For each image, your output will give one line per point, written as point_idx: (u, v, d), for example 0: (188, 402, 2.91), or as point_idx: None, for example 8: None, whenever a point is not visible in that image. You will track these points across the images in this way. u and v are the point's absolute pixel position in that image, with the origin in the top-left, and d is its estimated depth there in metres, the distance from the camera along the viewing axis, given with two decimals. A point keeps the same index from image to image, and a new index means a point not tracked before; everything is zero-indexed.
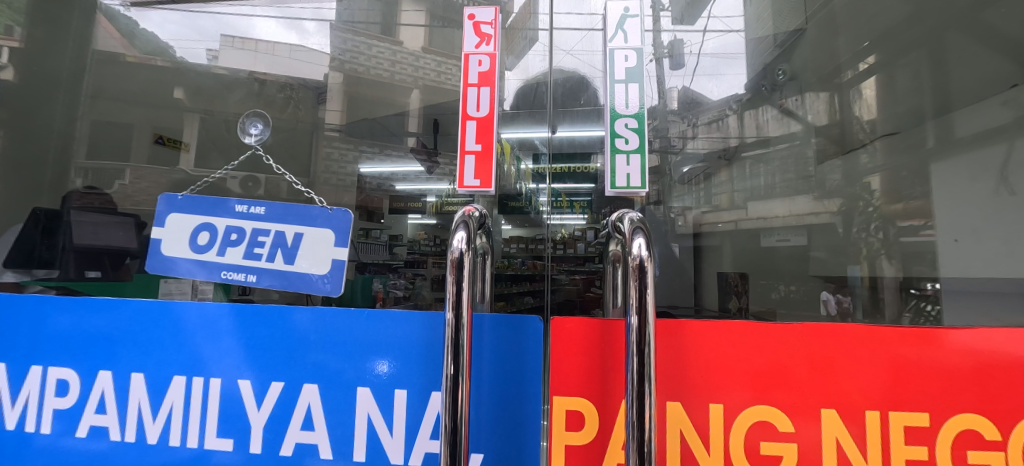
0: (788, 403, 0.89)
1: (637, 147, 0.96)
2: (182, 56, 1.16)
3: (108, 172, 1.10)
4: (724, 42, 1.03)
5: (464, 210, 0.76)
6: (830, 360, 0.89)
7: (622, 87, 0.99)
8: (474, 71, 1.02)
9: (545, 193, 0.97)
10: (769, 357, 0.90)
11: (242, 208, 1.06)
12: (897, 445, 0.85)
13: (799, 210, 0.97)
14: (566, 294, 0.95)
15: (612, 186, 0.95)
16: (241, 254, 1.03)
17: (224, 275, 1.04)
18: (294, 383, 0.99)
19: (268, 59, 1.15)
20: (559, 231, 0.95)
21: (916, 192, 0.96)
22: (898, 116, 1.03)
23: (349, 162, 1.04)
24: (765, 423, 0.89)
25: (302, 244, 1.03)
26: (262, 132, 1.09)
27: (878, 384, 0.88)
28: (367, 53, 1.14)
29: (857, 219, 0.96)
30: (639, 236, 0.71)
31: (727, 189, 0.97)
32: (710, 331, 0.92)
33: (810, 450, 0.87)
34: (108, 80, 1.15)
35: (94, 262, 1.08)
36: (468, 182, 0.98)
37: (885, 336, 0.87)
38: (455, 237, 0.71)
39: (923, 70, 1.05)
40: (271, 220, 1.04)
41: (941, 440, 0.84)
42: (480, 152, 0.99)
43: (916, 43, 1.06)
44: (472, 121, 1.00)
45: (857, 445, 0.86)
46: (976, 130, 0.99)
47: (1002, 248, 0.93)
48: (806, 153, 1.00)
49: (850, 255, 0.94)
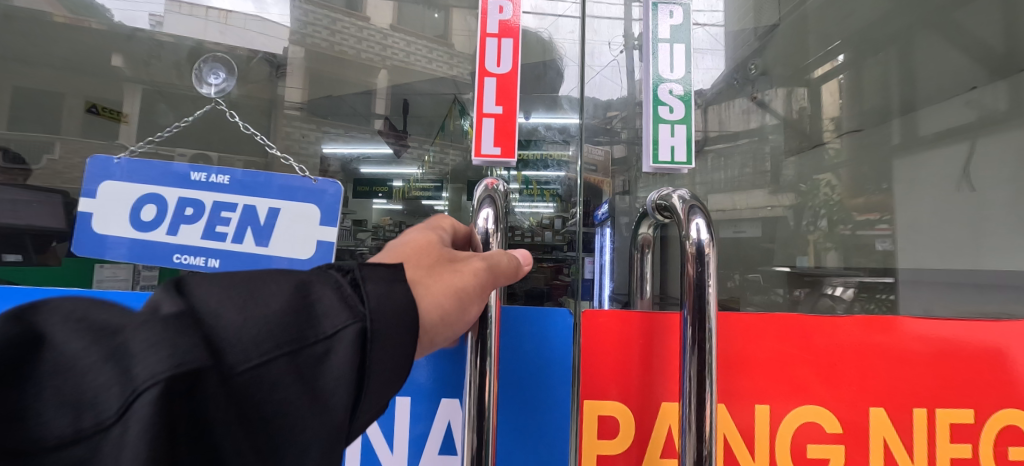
0: (832, 399, 0.80)
1: (681, 117, 1.00)
2: (119, 19, 1.06)
3: (32, 145, 0.97)
4: (698, 37, 1.05)
5: (487, 182, 0.67)
6: (869, 358, 0.81)
7: (666, 47, 1.00)
8: (494, 20, 0.98)
9: (515, 180, 0.95)
10: (811, 351, 0.81)
11: (198, 177, 0.91)
12: (940, 442, 0.80)
13: (756, 204, 1.03)
14: (535, 282, 0.89)
15: (653, 161, 0.98)
16: (197, 233, 0.89)
17: (177, 258, 0.89)
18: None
19: (219, 29, 1.06)
20: (526, 220, 0.94)
21: (873, 188, 1.06)
22: (865, 113, 1.10)
23: (311, 142, 0.99)
24: (814, 425, 0.80)
25: (276, 223, 0.90)
26: (224, 83, 1.04)
27: (920, 378, 0.81)
28: (331, 28, 1.11)
29: (807, 213, 1.04)
30: (696, 216, 0.62)
31: (688, 182, 1.00)
32: (752, 322, 0.81)
33: (857, 452, 0.79)
34: (33, 44, 1.04)
35: (13, 244, 0.90)
36: (486, 150, 0.94)
37: (854, 328, 0.82)
38: (480, 215, 0.63)
39: (894, 65, 1.12)
40: (237, 194, 0.91)
41: (984, 434, 0.80)
42: (500, 115, 0.93)
43: (892, 40, 1.13)
44: (493, 78, 0.94)
45: (903, 445, 0.80)
46: (938, 128, 1.09)
47: (928, 255, 1.03)
48: (763, 150, 1.06)
49: (798, 247, 1.02)
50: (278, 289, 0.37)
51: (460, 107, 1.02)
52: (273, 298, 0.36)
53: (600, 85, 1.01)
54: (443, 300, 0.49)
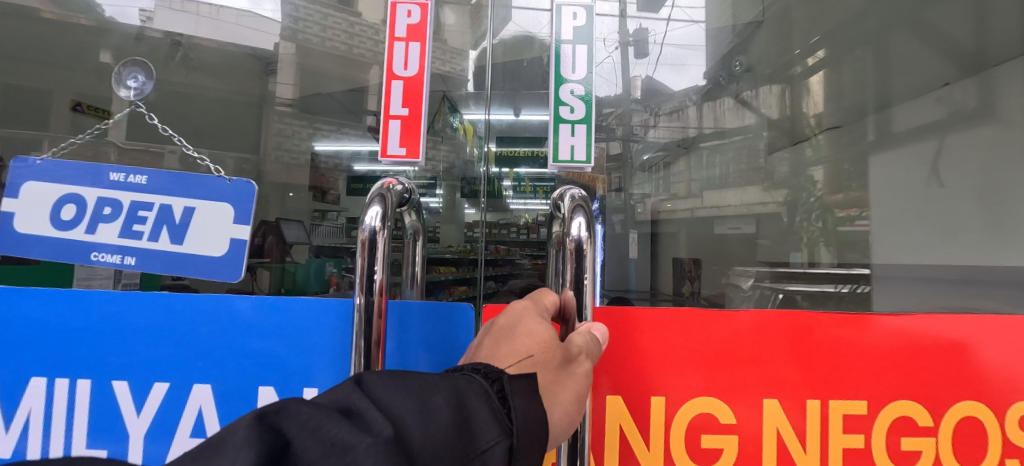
0: (733, 387, 0.65)
1: (584, 116, 0.75)
2: (111, 15, 1.03)
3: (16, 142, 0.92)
4: (689, 33, 1.01)
5: (383, 181, 0.53)
6: (806, 354, 0.65)
7: (568, 49, 0.78)
8: (401, 23, 0.79)
9: (507, 177, 0.94)
10: (738, 341, 0.65)
11: (118, 174, 0.71)
12: (838, 436, 0.63)
13: (749, 200, 1.05)
14: (528, 280, 0.84)
15: (555, 159, 0.77)
16: (114, 232, 0.69)
17: (95, 259, 0.70)
18: (112, 376, 0.63)
19: (211, 24, 1.05)
20: (522, 217, 0.94)
21: (853, 184, 1.09)
22: (843, 110, 1.15)
23: (305, 140, 1.02)
24: (709, 416, 0.64)
25: (194, 223, 0.70)
26: (140, 86, 0.96)
27: (855, 372, 0.65)
28: (322, 25, 1.19)
29: (801, 210, 1.06)
30: (579, 214, 0.54)
31: (685, 178, 1.03)
32: (664, 317, 0.65)
33: (751, 445, 0.64)
34: (34, 43, 1.03)
35: None
36: (392, 151, 0.77)
37: (792, 319, 0.65)
38: (369, 213, 0.49)
39: (869, 64, 1.17)
40: (156, 190, 0.70)
41: (878, 426, 0.64)
42: (407, 117, 0.77)
43: (867, 38, 1.19)
44: (398, 81, 0.78)
45: (800, 439, 0.64)
46: (910, 125, 1.12)
47: (925, 234, 1.06)
48: (758, 146, 1.08)
49: (793, 242, 1.03)
50: (438, 405, 0.26)
51: (449, 104, 1.03)
52: (432, 419, 0.25)
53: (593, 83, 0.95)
54: (574, 408, 0.33)
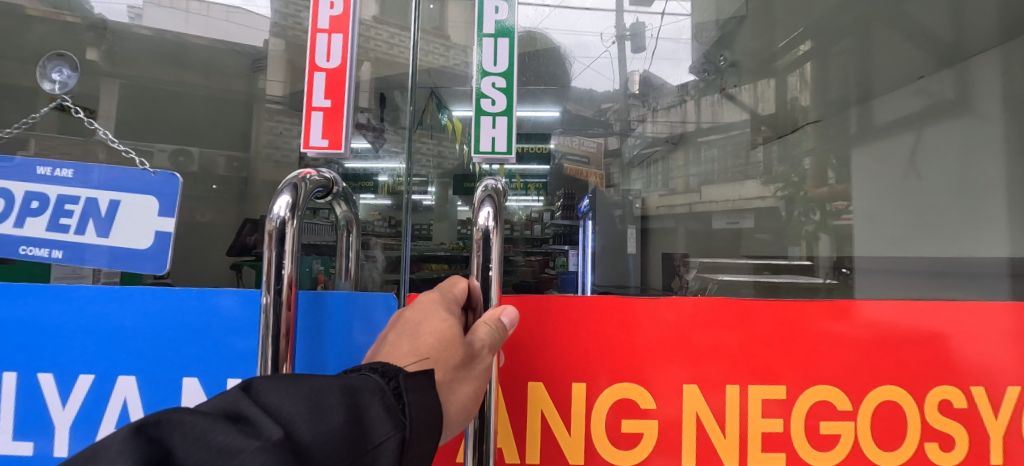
0: (662, 381, 0.70)
1: (505, 108, 0.77)
2: (101, 13, 1.01)
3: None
4: (679, 26, 0.99)
5: (299, 171, 0.58)
6: (793, 342, 0.69)
7: (489, 43, 0.79)
8: (323, 14, 0.78)
9: (499, 174, 0.84)
10: (712, 334, 0.70)
11: (43, 169, 0.77)
12: (756, 418, 0.69)
13: (749, 193, 1.22)
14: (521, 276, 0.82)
15: (477, 151, 0.79)
16: (43, 225, 0.76)
17: (23, 251, 0.76)
18: (34, 368, 0.73)
19: (203, 22, 1.04)
20: (515, 213, 0.87)
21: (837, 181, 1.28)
22: (827, 105, 1.48)
23: (293, 136, 0.94)
24: (628, 401, 0.70)
25: (118, 214, 0.77)
26: (68, 78, 0.93)
27: (849, 364, 0.69)
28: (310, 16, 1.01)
29: (799, 204, 1.21)
30: (487, 204, 0.53)
31: (683, 173, 1.16)
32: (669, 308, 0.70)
33: (670, 429, 0.69)
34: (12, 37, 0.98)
35: None
36: (314, 142, 0.81)
37: (764, 312, 0.70)
38: (278, 202, 0.53)
39: (853, 54, 1.44)
40: (78, 183, 0.77)
41: (795, 411, 0.69)
42: (329, 109, 0.79)
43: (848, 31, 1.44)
44: (321, 72, 0.78)
45: (718, 419, 0.69)
46: (892, 116, 1.33)
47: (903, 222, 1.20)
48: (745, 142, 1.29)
49: (791, 233, 1.18)
50: (331, 406, 0.30)
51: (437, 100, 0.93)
52: (325, 420, 0.29)
53: (590, 79, 0.97)
54: (470, 401, 0.38)
